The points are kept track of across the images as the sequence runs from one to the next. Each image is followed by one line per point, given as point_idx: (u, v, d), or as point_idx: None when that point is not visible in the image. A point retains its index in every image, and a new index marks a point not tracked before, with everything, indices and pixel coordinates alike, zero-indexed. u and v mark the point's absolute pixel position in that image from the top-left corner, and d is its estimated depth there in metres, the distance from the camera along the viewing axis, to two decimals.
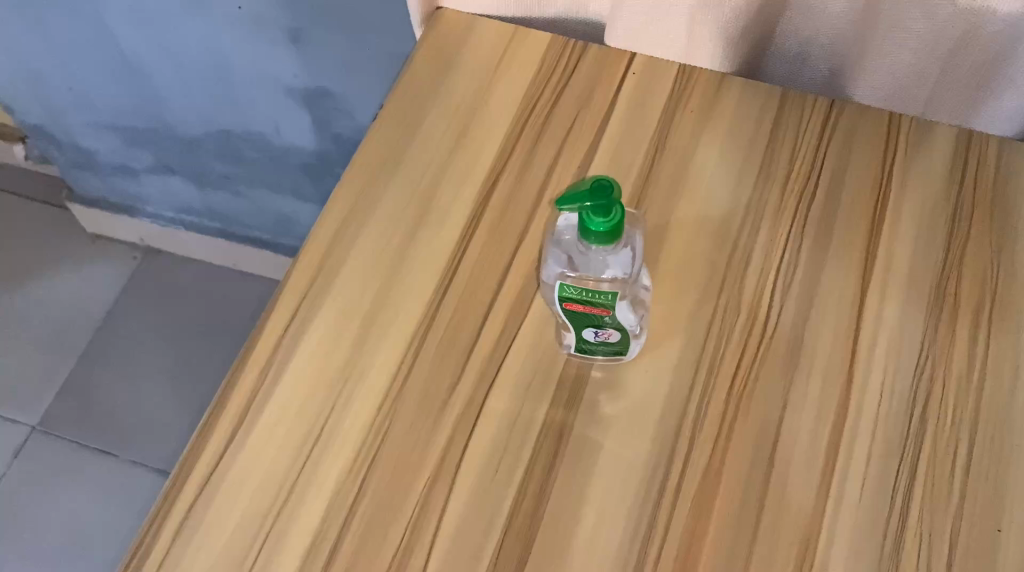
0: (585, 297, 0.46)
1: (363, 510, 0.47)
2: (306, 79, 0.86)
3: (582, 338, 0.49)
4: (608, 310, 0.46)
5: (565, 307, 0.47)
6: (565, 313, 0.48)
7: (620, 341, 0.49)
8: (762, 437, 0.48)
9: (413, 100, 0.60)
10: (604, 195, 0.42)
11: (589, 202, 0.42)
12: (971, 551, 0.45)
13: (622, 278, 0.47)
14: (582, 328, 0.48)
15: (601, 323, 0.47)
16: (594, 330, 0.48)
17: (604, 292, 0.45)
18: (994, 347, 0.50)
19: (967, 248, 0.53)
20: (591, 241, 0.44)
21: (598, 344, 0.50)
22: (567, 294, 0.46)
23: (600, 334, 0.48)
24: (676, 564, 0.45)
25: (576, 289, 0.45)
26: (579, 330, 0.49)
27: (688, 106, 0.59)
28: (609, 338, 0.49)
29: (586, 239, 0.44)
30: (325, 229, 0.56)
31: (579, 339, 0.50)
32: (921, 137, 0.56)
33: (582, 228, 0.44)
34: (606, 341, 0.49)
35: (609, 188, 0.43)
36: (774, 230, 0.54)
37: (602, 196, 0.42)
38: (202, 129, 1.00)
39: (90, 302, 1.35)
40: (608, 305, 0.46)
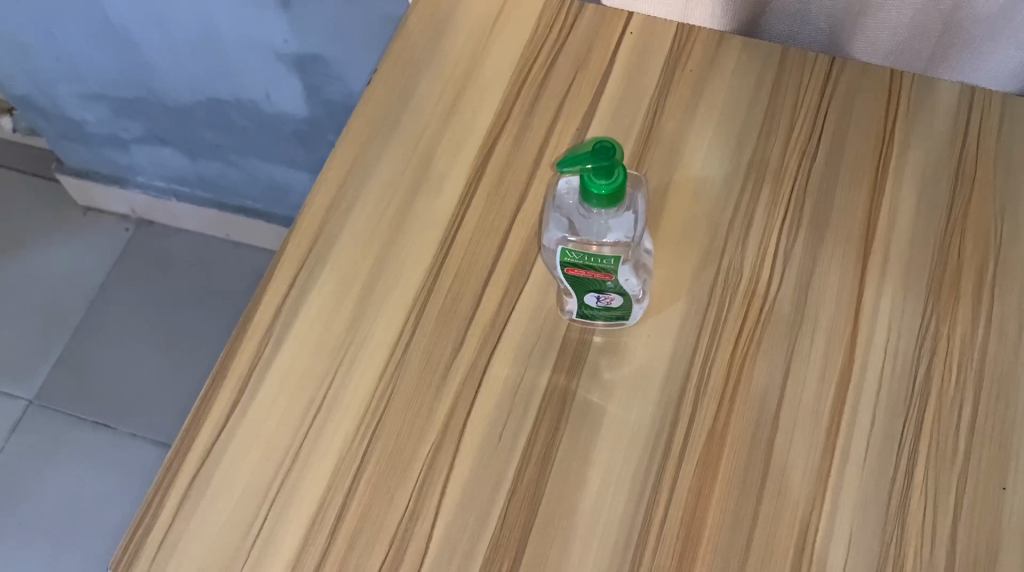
0: (589, 262, 0.45)
1: (367, 477, 0.47)
2: (296, 45, 0.84)
3: (584, 303, 0.49)
4: (610, 275, 0.45)
5: (567, 272, 0.46)
6: (566, 278, 0.47)
7: (622, 306, 0.49)
8: (766, 398, 0.48)
9: (409, 64, 0.59)
10: (606, 156, 0.41)
11: (590, 164, 0.41)
12: (977, 509, 0.45)
13: (625, 242, 0.46)
14: (584, 293, 0.48)
15: (603, 288, 0.47)
16: (595, 294, 0.47)
17: (606, 257, 0.44)
18: (999, 304, 0.49)
19: (971, 204, 0.52)
20: (591, 205, 0.43)
21: (600, 309, 0.49)
22: (569, 259, 0.45)
23: (602, 299, 0.48)
24: (682, 525, 0.45)
25: (577, 253, 0.44)
26: (581, 296, 0.48)
27: (687, 66, 0.58)
28: (612, 304, 0.48)
29: (587, 202, 0.43)
30: (322, 196, 0.55)
31: (581, 304, 0.49)
32: (924, 94, 0.55)
33: (583, 191, 0.43)
34: (608, 306, 0.49)
35: (611, 149, 0.41)
36: (777, 189, 0.54)
37: (604, 157, 0.41)
38: (192, 98, 0.98)
39: (84, 276, 1.34)
40: (610, 270, 0.45)
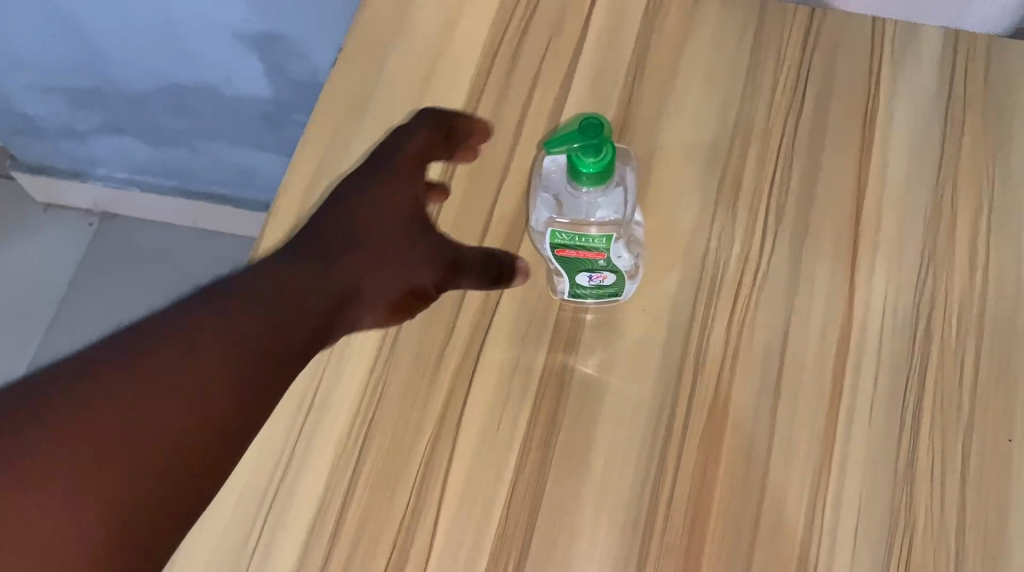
0: (581, 243, 0.43)
1: (366, 476, 0.46)
2: (255, 23, 0.80)
3: (577, 283, 0.47)
4: (602, 254, 0.44)
5: (557, 253, 0.45)
6: (557, 259, 0.46)
7: (614, 283, 0.48)
8: (766, 365, 0.47)
9: (376, 42, 0.57)
10: (593, 134, 0.40)
11: (578, 143, 0.40)
12: (985, 465, 0.44)
13: (614, 220, 0.44)
14: (576, 272, 0.46)
15: (595, 267, 0.46)
16: (588, 274, 0.46)
17: (597, 238, 0.43)
18: (995, 253, 0.49)
19: (962, 153, 0.51)
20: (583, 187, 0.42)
21: (592, 288, 0.48)
22: (560, 241, 0.44)
23: (595, 278, 0.47)
24: (690, 504, 0.45)
25: (568, 235, 0.43)
26: (574, 275, 0.47)
27: (664, 26, 0.57)
28: (605, 281, 0.47)
29: (576, 182, 0.42)
30: (296, 186, 0.53)
31: (573, 284, 0.48)
32: (908, 41, 0.54)
33: (571, 170, 0.41)
34: (600, 285, 0.48)
35: (598, 125, 0.40)
36: (764, 149, 0.52)
37: (592, 134, 0.39)
38: (149, 85, 0.94)
39: (54, 274, 1.32)
40: (602, 249, 0.44)
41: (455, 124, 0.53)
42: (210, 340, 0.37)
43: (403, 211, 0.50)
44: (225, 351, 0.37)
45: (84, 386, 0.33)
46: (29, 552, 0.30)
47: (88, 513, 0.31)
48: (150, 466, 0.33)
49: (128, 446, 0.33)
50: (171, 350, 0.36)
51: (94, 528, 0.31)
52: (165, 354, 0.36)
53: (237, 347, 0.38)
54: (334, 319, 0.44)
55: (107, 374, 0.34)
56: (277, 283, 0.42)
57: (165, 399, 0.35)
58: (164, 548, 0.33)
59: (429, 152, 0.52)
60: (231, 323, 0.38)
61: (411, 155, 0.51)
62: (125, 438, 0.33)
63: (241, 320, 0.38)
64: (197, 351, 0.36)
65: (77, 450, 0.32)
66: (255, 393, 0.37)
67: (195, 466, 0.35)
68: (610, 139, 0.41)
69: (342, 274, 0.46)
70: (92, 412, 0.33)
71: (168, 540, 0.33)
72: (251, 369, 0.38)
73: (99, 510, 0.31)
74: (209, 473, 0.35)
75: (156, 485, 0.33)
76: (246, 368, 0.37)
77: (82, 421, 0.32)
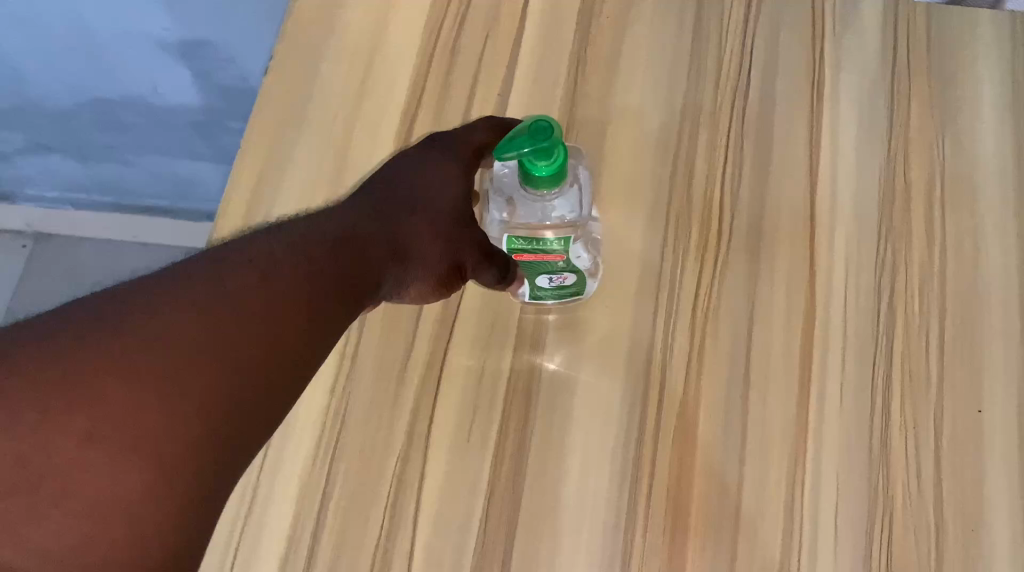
0: (538, 247, 0.43)
1: (336, 501, 0.45)
2: (178, 32, 0.76)
3: (537, 285, 0.47)
4: (562, 255, 0.44)
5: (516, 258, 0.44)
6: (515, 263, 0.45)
7: (576, 282, 0.47)
8: (734, 352, 0.47)
9: (309, 47, 0.55)
10: (544, 137, 0.38)
11: (528, 147, 0.38)
12: (958, 436, 0.44)
13: (571, 220, 0.43)
14: (536, 275, 0.46)
15: (555, 268, 0.45)
16: (548, 276, 0.46)
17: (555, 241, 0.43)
18: (950, 222, 0.49)
19: (911, 123, 0.51)
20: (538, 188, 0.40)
21: (552, 288, 0.47)
22: (517, 247, 0.43)
23: (555, 279, 0.46)
24: (669, 501, 0.44)
25: (525, 241, 0.43)
26: (534, 278, 0.46)
27: (603, 13, 0.56)
28: (566, 282, 0.47)
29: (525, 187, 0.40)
30: (237, 202, 0.51)
31: (533, 286, 0.47)
32: (848, 14, 0.54)
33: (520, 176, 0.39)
34: (561, 285, 0.47)
35: (548, 128, 0.38)
36: (715, 132, 0.52)
37: (542, 138, 0.38)
38: (72, 101, 0.88)
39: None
40: (561, 251, 0.43)
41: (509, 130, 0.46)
42: (244, 278, 0.33)
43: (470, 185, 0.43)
44: (270, 288, 0.33)
45: (130, 322, 0.30)
46: (88, 505, 0.27)
47: (124, 467, 0.27)
48: (194, 401, 0.29)
49: (169, 392, 0.29)
50: (241, 276, 0.33)
51: (135, 475, 0.27)
52: (208, 292, 0.32)
53: (287, 279, 0.34)
54: (389, 261, 0.39)
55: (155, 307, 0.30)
56: (344, 228, 0.38)
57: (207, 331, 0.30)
58: (216, 493, 0.29)
59: (488, 146, 0.45)
60: (295, 253, 0.35)
61: (482, 147, 0.44)
62: (159, 379, 0.29)
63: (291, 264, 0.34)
64: (233, 292, 0.32)
65: (114, 394, 0.28)
66: (306, 323, 0.33)
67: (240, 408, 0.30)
68: (559, 137, 0.39)
69: (420, 235, 0.40)
70: (123, 344, 0.29)
71: (215, 483, 0.29)
72: (311, 300, 0.34)
73: (153, 453, 0.28)
74: (261, 411, 0.31)
75: (201, 413, 0.29)
76: (284, 298, 0.33)
77: (104, 358, 0.29)
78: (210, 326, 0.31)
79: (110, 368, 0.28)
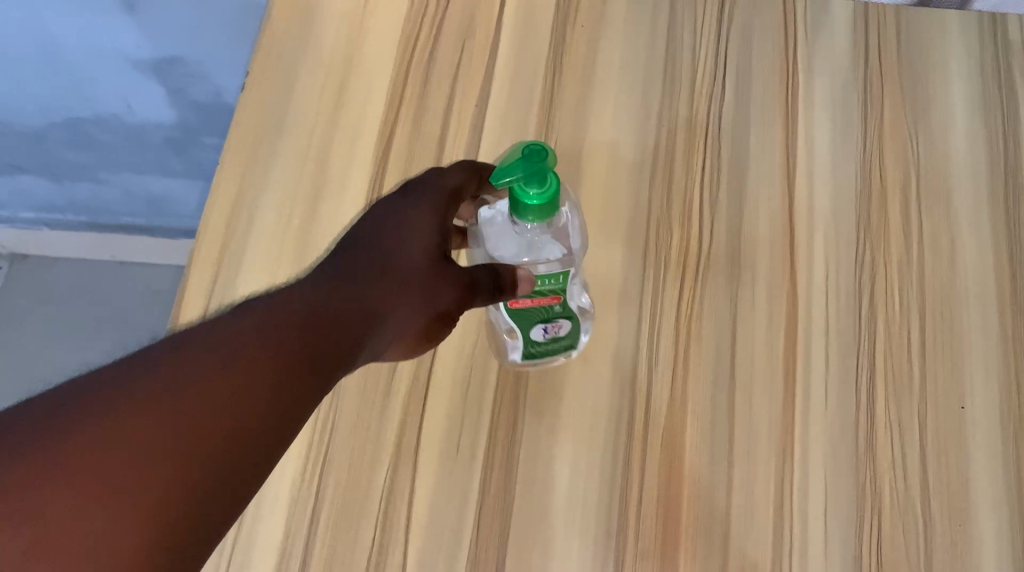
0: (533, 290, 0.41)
1: (326, 517, 0.45)
2: (150, 49, 0.75)
3: (532, 339, 0.45)
4: (559, 297, 0.42)
5: (511, 307, 0.42)
6: (511, 314, 0.43)
7: (571, 332, 0.46)
8: (719, 355, 0.47)
9: (283, 61, 0.55)
10: (538, 159, 0.36)
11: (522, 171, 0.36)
12: (941, 431, 0.45)
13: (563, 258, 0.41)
14: (532, 326, 0.44)
15: (551, 315, 0.43)
16: (543, 325, 0.44)
17: (555, 277, 0.40)
18: (927, 220, 0.49)
19: (884, 124, 0.52)
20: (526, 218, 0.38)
21: (548, 342, 0.46)
22: None
23: (549, 328, 0.45)
24: (660, 504, 0.44)
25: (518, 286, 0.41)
26: (528, 327, 0.44)
27: (577, 21, 0.56)
28: (560, 333, 0.45)
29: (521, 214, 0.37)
30: (217, 219, 0.51)
31: (528, 342, 0.46)
32: (817, 18, 0.55)
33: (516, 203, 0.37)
34: (556, 337, 0.46)
35: (542, 150, 0.36)
36: (692, 137, 0.52)
37: (536, 162, 0.36)
38: (44, 121, 0.87)
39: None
40: (558, 292, 0.42)
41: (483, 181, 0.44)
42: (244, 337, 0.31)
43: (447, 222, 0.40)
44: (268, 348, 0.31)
45: (127, 377, 0.28)
46: (60, 563, 0.24)
47: (96, 523, 0.25)
48: (165, 459, 0.26)
49: (141, 455, 0.26)
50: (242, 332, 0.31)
51: (124, 516, 0.25)
52: (181, 357, 0.29)
53: (264, 336, 0.31)
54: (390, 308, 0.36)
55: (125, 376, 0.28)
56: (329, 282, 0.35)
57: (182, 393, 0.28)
58: (195, 555, 0.26)
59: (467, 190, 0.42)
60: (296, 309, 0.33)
61: (460, 182, 0.42)
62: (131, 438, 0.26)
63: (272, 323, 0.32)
64: (211, 351, 0.30)
65: (83, 455, 0.26)
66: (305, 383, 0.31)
67: (217, 469, 0.27)
68: (552, 165, 0.37)
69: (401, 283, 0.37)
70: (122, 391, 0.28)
71: (192, 543, 0.26)
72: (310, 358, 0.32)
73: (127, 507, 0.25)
74: (255, 466, 0.29)
75: (174, 472, 0.26)
76: (282, 355, 0.31)
77: (99, 407, 0.27)
78: (182, 393, 0.28)
79: (78, 429, 0.26)
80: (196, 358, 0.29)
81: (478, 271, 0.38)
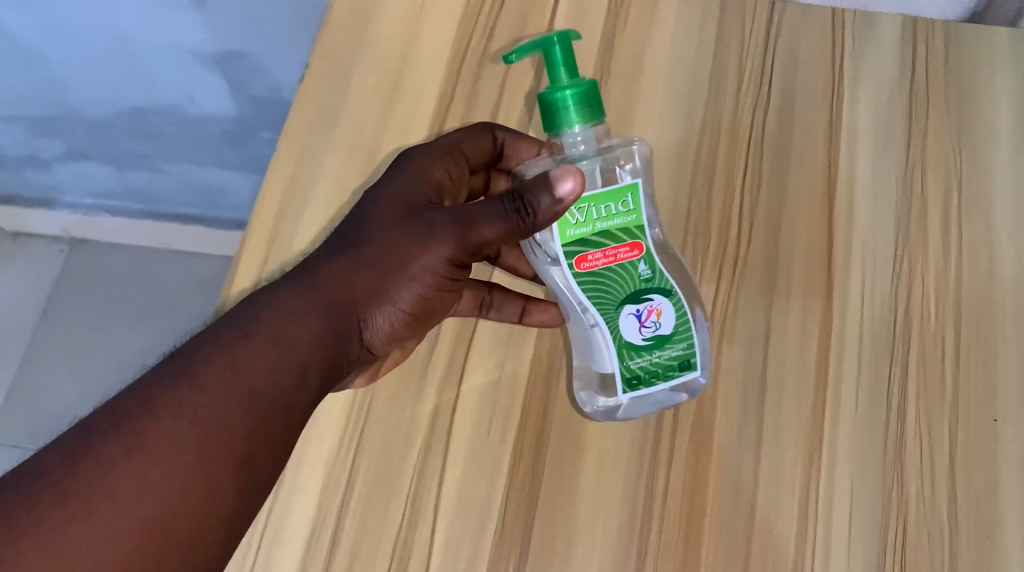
0: (602, 231, 0.41)
1: (359, 491, 0.46)
2: (214, 43, 0.78)
3: (629, 338, 0.43)
4: (640, 245, 0.42)
5: (588, 267, 0.41)
6: (594, 285, 0.42)
7: (677, 330, 0.43)
8: (751, 357, 0.48)
9: (340, 54, 0.57)
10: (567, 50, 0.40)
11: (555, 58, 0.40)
12: (971, 442, 0.45)
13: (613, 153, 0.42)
14: (623, 309, 0.43)
15: (639, 283, 0.42)
16: (636, 308, 0.43)
17: (619, 191, 0.40)
18: (967, 234, 0.49)
19: (928, 136, 0.52)
20: (569, 120, 0.40)
21: (648, 343, 0.43)
22: (579, 237, 0.41)
23: (644, 315, 0.43)
24: (684, 498, 0.45)
25: (588, 224, 0.41)
26: (618, 314, 0.43)
27: (626, 26, 0.57)
28: (661, 326, 0.43)
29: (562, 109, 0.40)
30: (270, 202, 0.54)
31: (627, 348, 0.43)
32: (865, 31, 0.55)
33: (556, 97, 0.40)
34: (657, 334, 0.43)
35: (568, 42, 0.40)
36: (735, 142, 0.53)
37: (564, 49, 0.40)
38: (110, 109, 0.90)
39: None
40: (636, 235, 0.41)
41: (496, 140, 0.50)
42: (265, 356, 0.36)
43: (436, 183, 0.45)
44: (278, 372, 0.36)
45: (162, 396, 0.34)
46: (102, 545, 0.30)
47: (109, 526, 0.30)
48: (180, 473, 0.32)
49: (164, 462, 0.32)
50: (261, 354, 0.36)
51: (144, 513, 0.31)
52: (177, 379, 0.34)
53: (274, 363, 0.36)
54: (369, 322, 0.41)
55: (118, 414, 0.33)
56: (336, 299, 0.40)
57: (167, 424, 0.33)
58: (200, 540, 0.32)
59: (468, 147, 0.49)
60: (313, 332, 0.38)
61: (459, 147, 0.48)
62: (127, 462, 0.31)
63: (254, 333, 0.37)
64: (194, 381, 0.34)
65: (90, 472, 0.31)
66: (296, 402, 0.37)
67: (213, 474, 0.33)
68: (575, 62, 0.40)
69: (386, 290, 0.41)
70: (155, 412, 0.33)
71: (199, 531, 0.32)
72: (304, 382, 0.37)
73: (133, 514, 0.31)
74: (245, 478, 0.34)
75: (185, 483, 0.32)
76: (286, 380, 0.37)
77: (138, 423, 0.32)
78: (184, 409, 0.33)
79: (78, 465, 0.31)
80: (181, 381, 0.34)
81: (489, 209, 0.39)
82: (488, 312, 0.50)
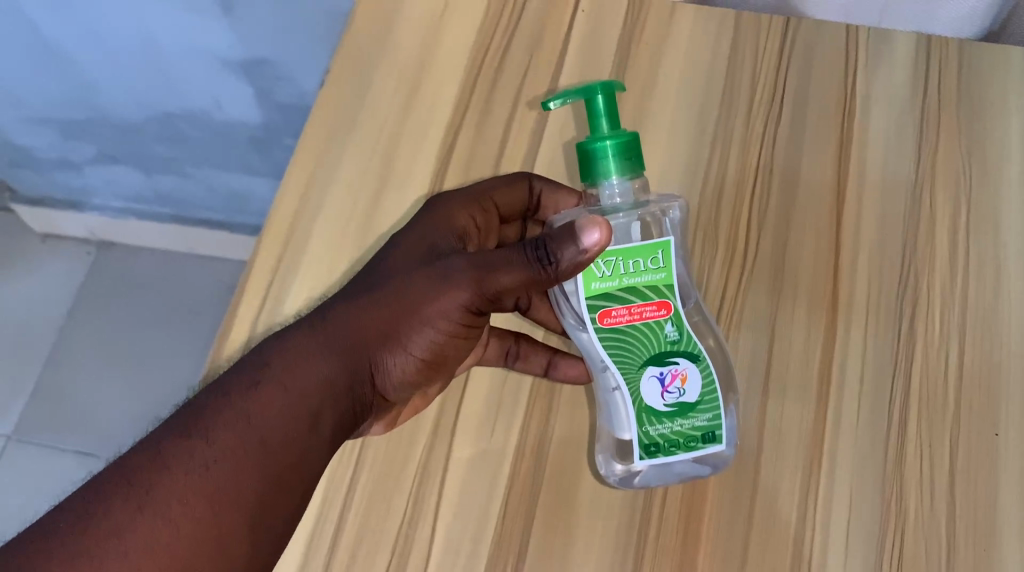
0: (627, 288, 0.40)
1: (362, 487, 0.47)
2: (241, 49, 0.80)
3: (650, 403, 0.42)
4: (667, 306, 0.41)
5: (611, 323, 0.41)
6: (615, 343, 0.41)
7: (703, 398, 0.42)
8: (754, 368, 0.48)
9: (359, 60, 0.58)
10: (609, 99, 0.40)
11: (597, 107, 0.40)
12: (971, 455, 0.45)
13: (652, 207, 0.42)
14: (644, 369, 0.42)
15: (664, 344, 0.41)
16: (659, 370, 0.42)
17: (648, 248, 0.40)
18: (975, 250, 0.49)
19: (938, 152, 0.52)
20: (606, 169, 0.40)
21: (671, 410, 0.42)
22: (602, 292, 0.40)
23: (667, 379, 0.42)
24: (683, 504, 0.45)
25: (614, 279, 0.40)
26: (640, 375, 0.42)
27: (642, 38, 0.57)
28: (685, 393, 0.42)
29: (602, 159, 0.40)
30: (287, 204, 0.55)
31: (648, 413, 0.42)
32: (880, 47, 0.55)
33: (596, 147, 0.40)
34: (681, 401, 0.42)
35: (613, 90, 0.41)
36: (745, 155, 0.53)
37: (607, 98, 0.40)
38: (140, 113, 0.92)
39: (28, 314, 1.17)
40: (664, 295, 0.41)
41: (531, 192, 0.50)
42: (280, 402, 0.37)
43: (458, 227, 0.46)
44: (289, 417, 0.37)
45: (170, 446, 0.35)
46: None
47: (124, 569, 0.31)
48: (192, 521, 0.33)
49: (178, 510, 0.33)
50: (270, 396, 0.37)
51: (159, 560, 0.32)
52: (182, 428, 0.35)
53: (284, 410, 0.37)
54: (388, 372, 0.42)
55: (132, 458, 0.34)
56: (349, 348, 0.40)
57: (179, 475, 0.34)
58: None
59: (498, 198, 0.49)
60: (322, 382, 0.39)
61: (489, 193, 0.49)
62: (142, 509, 0.32)
63: (265, 381, 0.38)
64: (204, 431, 0.35)
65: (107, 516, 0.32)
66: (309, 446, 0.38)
67: (225, 521, 0.34)
68: (617, 112, 0.41)
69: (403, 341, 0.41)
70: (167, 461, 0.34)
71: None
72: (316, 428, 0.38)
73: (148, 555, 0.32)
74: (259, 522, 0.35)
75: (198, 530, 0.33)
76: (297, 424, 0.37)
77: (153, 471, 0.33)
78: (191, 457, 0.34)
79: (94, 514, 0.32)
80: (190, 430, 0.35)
81: (511, 254, 0.39)
82: (515, 362, 0.49)
